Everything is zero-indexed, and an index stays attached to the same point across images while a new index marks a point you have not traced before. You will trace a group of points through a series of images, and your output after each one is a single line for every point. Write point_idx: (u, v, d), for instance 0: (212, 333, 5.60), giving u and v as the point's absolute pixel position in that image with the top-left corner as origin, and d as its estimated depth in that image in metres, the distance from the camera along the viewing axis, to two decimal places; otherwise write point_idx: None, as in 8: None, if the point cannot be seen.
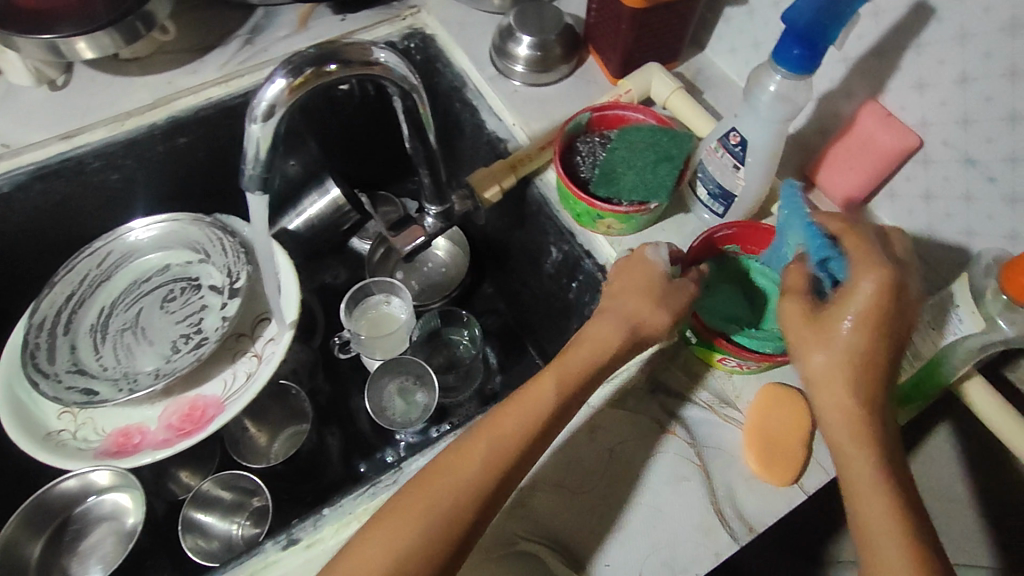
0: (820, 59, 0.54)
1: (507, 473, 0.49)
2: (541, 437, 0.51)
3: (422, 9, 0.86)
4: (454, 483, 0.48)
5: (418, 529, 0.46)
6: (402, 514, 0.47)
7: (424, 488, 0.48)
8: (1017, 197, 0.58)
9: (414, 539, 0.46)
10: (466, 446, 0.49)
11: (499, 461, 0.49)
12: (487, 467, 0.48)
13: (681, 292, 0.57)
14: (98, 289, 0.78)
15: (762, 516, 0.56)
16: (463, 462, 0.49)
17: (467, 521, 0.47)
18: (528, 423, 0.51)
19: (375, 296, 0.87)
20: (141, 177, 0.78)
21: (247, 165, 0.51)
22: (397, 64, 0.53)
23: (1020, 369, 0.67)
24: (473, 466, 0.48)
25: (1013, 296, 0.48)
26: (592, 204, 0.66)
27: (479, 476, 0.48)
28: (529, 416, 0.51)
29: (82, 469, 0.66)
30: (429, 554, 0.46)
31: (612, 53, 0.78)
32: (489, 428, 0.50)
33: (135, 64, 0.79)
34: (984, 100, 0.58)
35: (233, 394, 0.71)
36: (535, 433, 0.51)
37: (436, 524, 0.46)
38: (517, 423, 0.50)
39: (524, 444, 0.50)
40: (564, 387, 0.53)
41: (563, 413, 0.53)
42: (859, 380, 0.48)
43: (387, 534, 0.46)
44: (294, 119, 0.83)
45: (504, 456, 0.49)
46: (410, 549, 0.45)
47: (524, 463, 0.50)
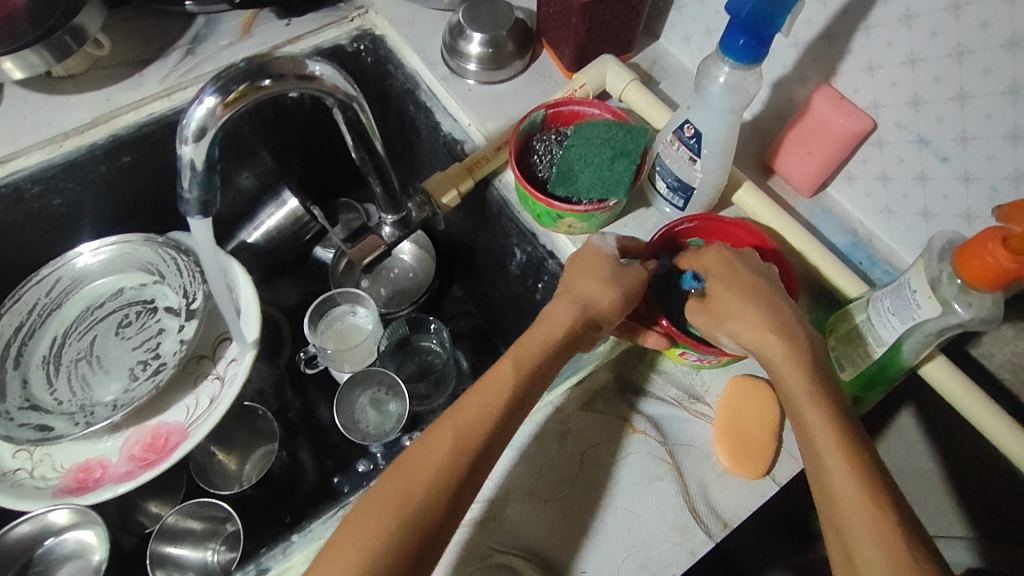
0: (767, 49, 0.53)
1: (476, 461, 0.47)
2: (508, 422, 0.50)
3: (370, 8, 0.84)
4: (423, 478, 0.46)
5: (388, 530, 0.44)
6: (369, 516, 0.44)
7: (391, 487, 0.46)
8: (970, 176, 0.58)
9: (385, 539, 0.43)
10: (430, 439, 0.48)
11: (467, 449, 0.47)
12: (454, 456, 0.47)
13: (630, 272, 0.57)
14: (49, 319, 0.75)
15: (735, 511, 0.56)
16: (429, 454, 0.47)
17: (439, 516, 0.45)
18: (493, 407, 0.49)
19: (340, 307, 0.85)
20: (86, 201, 0.75)
21: (185, 188, 0.50)
22: (332, 76, 0.52)
23: (982, 344, 0.68)
24: (440, 455, 0.46)
25: (967, 280, 0.48)
26: (550, 204, 0.65)
27: (447, 466, 0.46)
28: (493, 400, 0.49)
29: (40, 509, 0.63)
30: (401, 554, 0.43)
31: (565, 47, 0.76)
32: (453, 418, 0.49)
33: (70, 81, 0.76)
34: (933, 80, 0.57)
35: (196, 419, 0.68)
36: (500, 417, 0.49)
37: (406, 523, 0.44)
38: (481, 409, 0.49)
39: (486, 439, 0.48)
40: (522, 369, 0.52)
41: (527, 396, 0.51)
42: (815, 369, 0.50)
43: (356, 541, 0.44)
44: (243, 129, 0.80)
45: (470, 443, 0.47)
46: (381, 551, 0.43)
47: (493, 451, 0.49)
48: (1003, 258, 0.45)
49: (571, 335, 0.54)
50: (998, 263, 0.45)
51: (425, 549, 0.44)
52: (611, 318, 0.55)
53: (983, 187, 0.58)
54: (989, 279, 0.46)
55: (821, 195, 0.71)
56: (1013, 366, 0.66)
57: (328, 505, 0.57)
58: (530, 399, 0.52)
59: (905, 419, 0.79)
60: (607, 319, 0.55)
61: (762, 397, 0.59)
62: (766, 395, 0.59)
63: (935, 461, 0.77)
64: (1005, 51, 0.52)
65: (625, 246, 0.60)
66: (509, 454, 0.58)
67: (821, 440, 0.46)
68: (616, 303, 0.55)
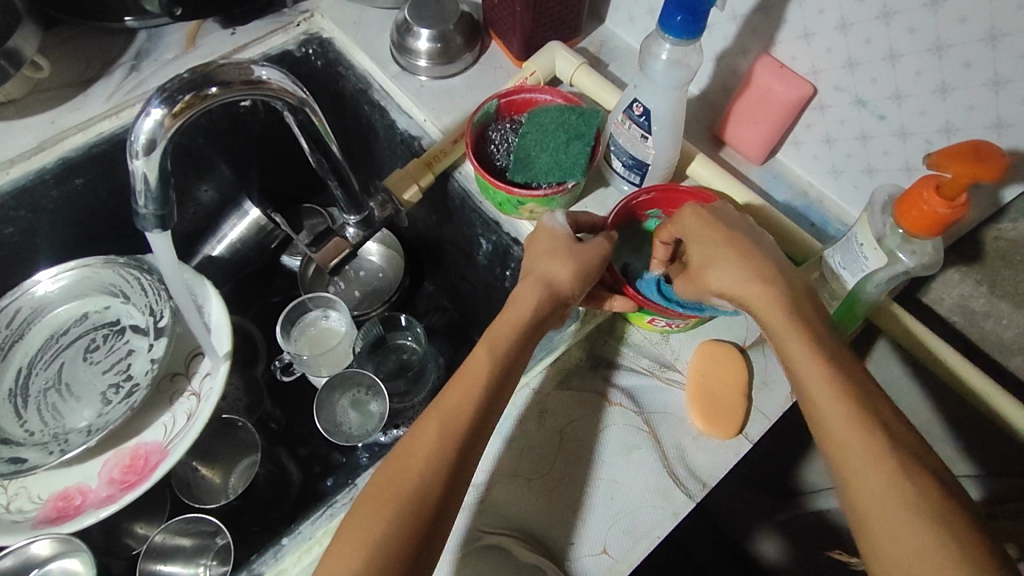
0: (704, 23, 0.55)
1: (466, 442, 0.48)
2: (492, 402, 0.50)
3: (315, 12, 0.84)
4: (415, 467, 0.46)
5: (385, 535, 0.43)
6: (368, 513, 0.45)
7: (385, 481, 0.46)
8: (906, 131, 0.61)
9: (385, 531, 0.44)
10: (417, 430, 0.48)
11: (455, 433, 0.48)
12: (444, 441, 0.47)
13: (588, 246, 0.59)
14: (12, 351, 0.74)
15: (712, 470, 0.58)
16: (418, 444, 0.47)
17: (436, 501, 0.45)
18: (475, 390, 0.50)
19: (312, 312, 0.85)
20: (40, 228, 0.74)
21: (139, 203, 0.50)
22: (280, 79, 0.52)
23: (932, 291, 0.71)
24: (428, 442, 0.47)
25: (907, 228, 0.50)
26: (509, 191, 0.66)
27: (437, 452, 0.47)
28: (474, 384, 0.50)
29: (20, 543, 0.61)
30: (403, 542, 0.43)
31: (513, 37, 0.77)
32: (437, 408, 0.49)
33: (11, 107, 0.74)
34: (864, 42, 0.60)
35: (174, 437, 0.67)
36: (484, 398, 0.50)
37: (405, 510, 0.44)
38: (463, 393, 0.50)
39: (468, 430, 0.48)
40: (498, 352, 0.53)
41: (507, 374, 0.52)
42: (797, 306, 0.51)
43: (357, 539, 0.44)
44: (197, 142, 0.79)
45: (457, 426, 0.48)
46: (384, 543, 0.43)
47: (482, 432, 0.49)
48: (938, 206, 0.47)
49: (540, 314, 0.56)
50: (933, 210, 0.48)
51: (429, 535, 0.45)
52: (575, 293, 0.57)
53: (919, 141, 0.61)
54: (927, 226, 0.49)
55: (771, 162, 0.74)
56: (962, 308, 0.70)
57: (316, 506, 0.57)
58: (511, 380, 0.53)
59: None
60: (571, 295, 0.57)
61: (726, 363, 0.62)
62: (732, 359, 0.62)
63: None
64: (927, 10, 0.54)
65: (577, 221, 0.63)
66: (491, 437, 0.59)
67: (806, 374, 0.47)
68: (576, 276, 0.57)
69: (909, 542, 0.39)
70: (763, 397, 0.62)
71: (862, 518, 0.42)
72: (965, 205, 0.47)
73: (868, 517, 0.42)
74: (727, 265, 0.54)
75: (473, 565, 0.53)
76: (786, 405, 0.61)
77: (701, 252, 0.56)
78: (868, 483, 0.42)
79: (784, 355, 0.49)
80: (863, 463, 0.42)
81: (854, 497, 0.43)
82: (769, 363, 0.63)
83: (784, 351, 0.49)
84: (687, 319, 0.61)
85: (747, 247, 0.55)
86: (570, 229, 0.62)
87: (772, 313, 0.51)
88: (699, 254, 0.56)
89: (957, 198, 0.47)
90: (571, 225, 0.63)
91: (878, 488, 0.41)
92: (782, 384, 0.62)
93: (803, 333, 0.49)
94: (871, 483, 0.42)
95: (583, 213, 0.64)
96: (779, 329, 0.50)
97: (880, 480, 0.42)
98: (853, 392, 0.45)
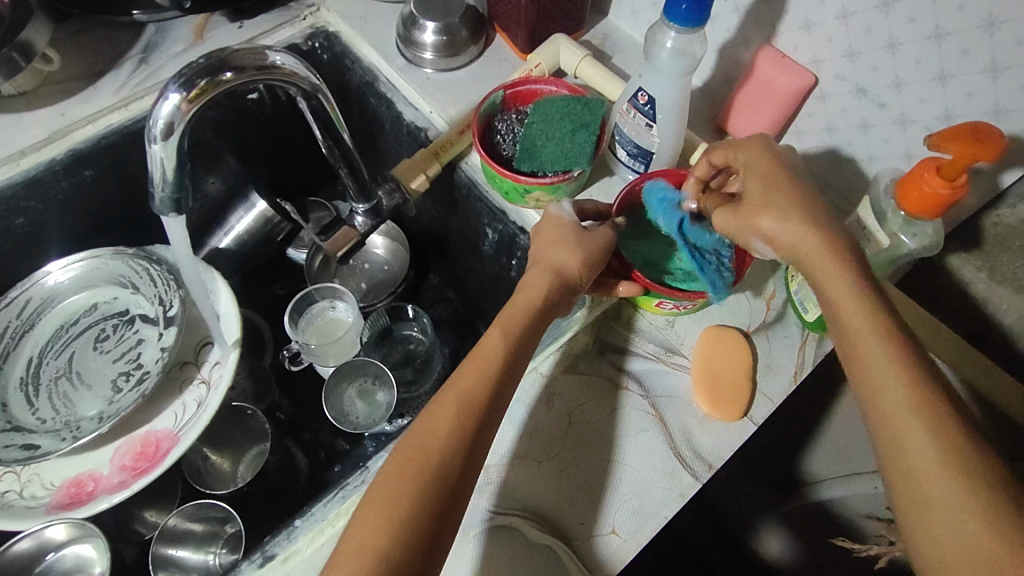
0: (708, 12, 0.56)
1: (481, 421, 0.49)
2: (505, 382, 0.51)
3: (322, 6, 0.84)
4: (433, 444, 0.47)
5: (402, 511, 0.44)
6: (387, 488, 0.45)
7: (404, 457, 0.46)
8: (907, 119, 0.62)
9: (407, 505, 0.44)
10: (433, 408, 0.49)
11: (471, 411, 0.48)
12: (460, 422, 0.48)
13: (595, 235, 0.60)
14: (22, 340, 0.74)
15: (719, 451, 0.59)
16: (435, 426, 0.48)
17: (455, 477, 0.46)
18: (489, 372, 0.51)
19: (319, 303, 0.86)
20: (50, 218, 0.74)
21: (156, 187, 0.51)
22: (294, 65, 0.53)
23: (933, 278, 0.72)
24: (446, 420, 0.48)
25: (908, 210, 0.51)
26: (516, 179, 0.67)
27: (455, 429, 0.48)
28: (488, 365, 0.51)
29: (35, 527, 0.62)
30: (424, 517, 0.44)
31: (517, 30, 0.78)
32: (453, 387, 0.50)
33: (21, 98, 0.75)
34: (865, 32, 0.61)
35: (185, 424, 0.68)
36: (499, 380, 0.51)
37: (425, 486, 0.45)
38: (479, 375, 0.50)
39: (484, 411, 0.49)
40: (509, 335, 0.54)
41: (518, 356, 0.53)
42: (853, 269, 0.47)
43: (375, 518, 0.44)
44: (206, 134, 0.80)
45: (473, 405, 0.49)
46: (407, 517, 0.44)
47: (496, 417, 0.50)
48: (939, 186, 0.48)
49: (550, 301, 0.57)
50: (935, 191, 0.49)
51: (447, 510, 0.45)
52: (583, 280, 0.58)
53: (919, 128, 0.62)
54: (929, 207, 0.50)
55: None
56: (961, 294, 0.71)
57: (327, 488, 0.58)
58: (522, 362, 0.54)
59: None
60: (579, 281, 0.58)
61: (731, 347, 0.63)
62: (737, 343, 0.63)
63: None
64: None
65: (581, 208, 0.64)
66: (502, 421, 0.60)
67: (864, 338, 0.44)
68: (584, 263, 0.58)
69: (960, 509, 0.37)
70: (768, 380, 0.62)
71: (907, 478, 0.39)
72: (965, 185, 0.48)
73: (915, 478, 0.39)
74: (785, 208, 0.51)
75: (484, 545, 0.54)
76: (790, 388, 0.62)
77: (763, 190, 0.52)
78: (921, 460, 0.39)
79: (834, 309, 0.46)
80: (915, 422, 0.40)
81: (900, 457, 0.40)
82: (773, 348, 0.64)
83: (834, 307, 0.46)
84: (695, 299, 0.61)
85: (809, 197, 0.52)
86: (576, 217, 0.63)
87: (826, 268, 0.48)
88: (756, 195, 0.53)
89: (957, 178, 0.48)
90: (576, 214, 0.64)
91: (931, 449, 0.39)
92: (786, 368, 0.63)
93: (862, 297, 0.45)
94: (927, 464, 0.39)
95: (588, 202, 0.65)
96: (831, 282, 0.47)
97: (931, 441, 0.39)
98: (907, 350, 0.43)
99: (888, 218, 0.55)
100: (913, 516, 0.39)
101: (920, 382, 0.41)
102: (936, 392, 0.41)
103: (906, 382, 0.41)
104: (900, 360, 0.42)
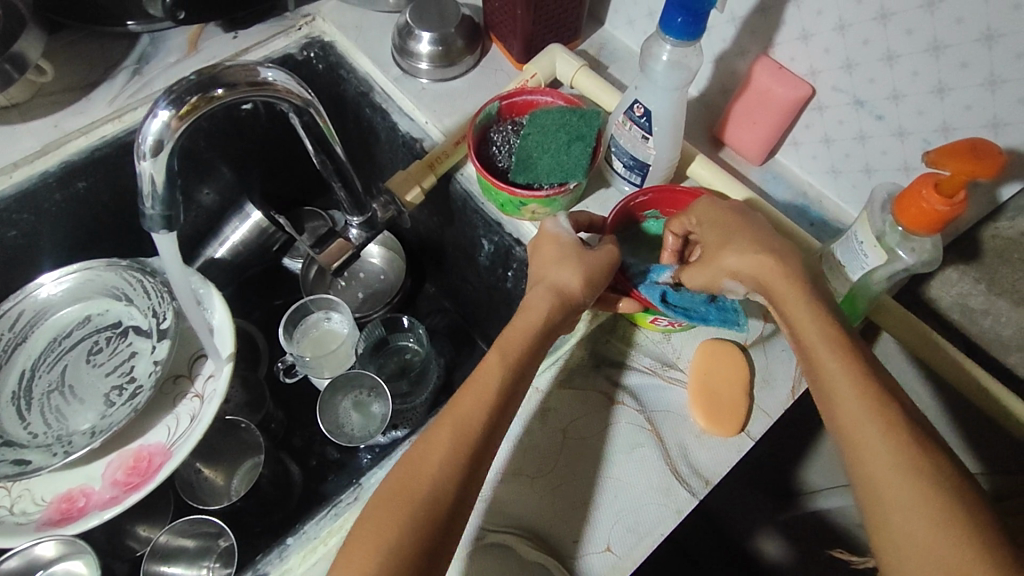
0: (704, 25, 0.55)
1: (479, 449, 0.48)
2: (503, 407, 0.51)
3: (317, 16, 0.84)
4: (427, 472, 0.46)
5: (394, 535, 0.44)
6: (380, 516, 0.45)
7: (399, 484, 0.46)
8: (904, 131, 0.62)
9: (397, 535, 0.44)
10: (430, 434, 0.48)
11: (468, 438, 0.48)
12: (455, 446, 0.47)
13: (594, 253, 0.59)
14: (15, 353, 0.74)
15: (715, 468, 0.59)
16: (429, 451, 0.47)
17: (448, 505, 0.46)
18: (486, 394, 0.50)
19: (314, 314, 0.85)
20: (42, 230, 0.74)
21: (146, 203, 0.50)
22: (285, 81, 0.53)
23: (931, 290, 0.72)
24: (441, 447, 0.47)
25: (907, 226, 0.51)
26: (512, 192, 0.66)
27: (450, 457, 0.47)
28: (486, 391, 0.50)
29: (25, 544, 0.62)
30: (415, 548, 0.44)
31: (513, 40, 0.78)
32: (450, 411, 0.50)
33: (14, 110, 0.74)
34: (862, 44, 0.60)
35: (178, 438, 0.68)
36: (497, 403, 0.50)
37: (419, 516, 0.45)
38: (477, 399, 0.50)
39: (480, 433, 0.48)
40: (508, 358, 0.53)
41: (519, 379, 0.53)
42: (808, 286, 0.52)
43: (368, 543, 0.44)
44: (200, 145, 0.80)
45: (470, 432, 0.48)
46: (398, 546, 0.43)
47: (493, 439, 0.49)
48: (937, 203, 0.48)
49: (551, 321, 0.56)
50: (933, 208, 0.48)
51: (440, 538, 0.45)
52: (582, 299, 0.57)
53: (917, 140, 0.62)
54: (927, 224, 0.49)
55: (770, 162, 0.74)
56: (960, 306, 0.71)
57: (320, 505, 0.57)
58: (522, 385, 0.53)
59: None
60: (579, 300, 0.57)
61: (729, 362, 0.62)
62: (735, 359, 0.62)
63: None
64: (924, 11, 0.55)
65: (578, 221, 0.64)
66: None
67: (819, 348, 0.49)
68: (582, 282, 0.57)
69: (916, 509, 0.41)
70: (764, 395, 0.62)
71: (868, 484, 0.44)
72: (963, 202, 0.48)
73: (873, 482, 0.43)
74: (741, 241, 0.55)
75: (478, 564, 0.53)
76: (787, 403, 0.62)
77: (718, 233, 0.56)
78: (875, 455, 0.44)
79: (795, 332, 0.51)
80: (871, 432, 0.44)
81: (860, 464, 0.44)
82: (770, 362, 0.63)
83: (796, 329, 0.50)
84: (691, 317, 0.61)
85: (766, 236, 0.55)
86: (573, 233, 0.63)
87: (786, 292, 0.51)
88: (713, 240, 0.57)
89: (955, 195, 0.47)
90: (573, 228, 0.63)
91: (887, 456, 0.43)
92: (783, 382, 0.62)
93: (815, 309, 0.50)
94: (880, 457, 0.43)
95: (581, 213, 0.64)
96: (791, 307, 0.51)
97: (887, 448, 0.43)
98: (861, 365, 0.47)
99: (886, 233, 0.54)
100: (874, 515, 0.43)
101: (871, 386, 0.46)
102: (884, 393, 0.46)
103: (859, 386, 0.46)
104: (852, 367, 0.47)
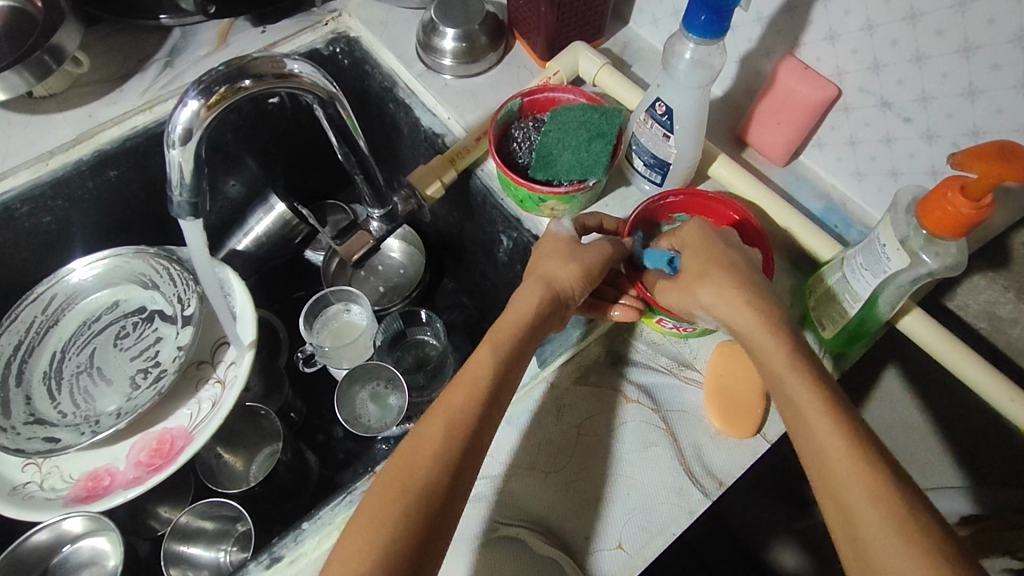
0: (727, 23, 0.55)
1: (473, 438, 0.48)
2: (493, 398, 0.51)
3: (344, 11, 0.85)
4: (423, 464, 0.46)
5: (389, 535, 0.43)
6: (376, 506, 0.45)
7: (388, 480, 0.46)
8: (932, 134, 0.61)
9: (392, 525, 0.43)
10: (420, 427, 0.49)
11: (462, 429, 0.48)
12: (447, 439, 0.47)
13: (589, 248, 0.60)
14: (47, 335, 0.76)
15: (730, 470, 0.58)
16: (425, 441, 0.47)
17: (445, 495, 0.46)
18: (478, 387, 0.51)
19: (334, 305, 0.87)
20: (75, 217, 0.76)
21: (174, 191, 0.52)
22: (311, 73, 0.54)
23: (958, 298, 0.72)
24: (434, 440, 0.47)
25: (931, 229, 0.50)
26: (532, 188, 0.67)
27: (443, 448, 0.47)
28: (478, 381, 0.51)
29: (54, 519, 0.64)
30: (413, 538, 0.43)
31: (537, 37, 0.78)
32: (441, 406, 0.50)
33: (52, 100, 0.77)
34: (891, 44, 0.59)
35: (200, 423, 0.69)
36: (486, 397, 0.50)
37: (413, 507, 0.44)
38: (468, 390, 0.50)
39: (466, 432, 0.48)
40: (500, 350, 0.53)
41: (509, 373, 0.53)
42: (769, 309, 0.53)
43: (363, 536, 0.43)
44: (227, 137, 0.81)
45: (463, 421, 0.49)
46: (389, 543, 0.43)
47: (483, 434, 0.49)
48: (962, 206, 0.47)
49: (542, 312, 0.56)
50: (957, 211, 0.47)
51: (432, 534, 0.44)
52: (573, 292, 0.58)
53: (945, 143, 0.60)
54: (952, 227, 0.48)
55: (795, 164, 0.73)
56: (987, 314, 0.70)
57: (336, 492, 0.58)
58: (512, 380, 0.53)
59: (888, 378, 0.82)
60: (571, 294, 0.58)
61: (749, 363, 0.62)
62: (751, 361, 0.62)
63: (924, 412, 0.79)
64: (955, 11, 0.54)
65: (582, 223, 0.64)
66: (510, 431, 0.59)
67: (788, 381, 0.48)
68: (576, 275, 0.58)
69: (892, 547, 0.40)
70: None
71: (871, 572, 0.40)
72: (989, 205, 0.47)
73: (872, 560, 0.40)
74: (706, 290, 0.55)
75: (488, 555, 0.54)
76: None
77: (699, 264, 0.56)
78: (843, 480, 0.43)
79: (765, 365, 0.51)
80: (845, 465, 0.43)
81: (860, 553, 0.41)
82: None
83: (788, 401, 0.48)
84: (694, 322, 0.60)
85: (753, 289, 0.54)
86: (575, 232, 0.63)
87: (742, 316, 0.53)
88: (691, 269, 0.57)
89: (982, 199, 0.47)
90: (578, 228, 0.64)
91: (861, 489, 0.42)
92: None
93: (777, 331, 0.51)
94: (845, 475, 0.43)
95: (590, 216, 0.65)
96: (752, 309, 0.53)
97: (891, 535, 0.40)
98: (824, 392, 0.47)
99: (909, 236, 0.53)
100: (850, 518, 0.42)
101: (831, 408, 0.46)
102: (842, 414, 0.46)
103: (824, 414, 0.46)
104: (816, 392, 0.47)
